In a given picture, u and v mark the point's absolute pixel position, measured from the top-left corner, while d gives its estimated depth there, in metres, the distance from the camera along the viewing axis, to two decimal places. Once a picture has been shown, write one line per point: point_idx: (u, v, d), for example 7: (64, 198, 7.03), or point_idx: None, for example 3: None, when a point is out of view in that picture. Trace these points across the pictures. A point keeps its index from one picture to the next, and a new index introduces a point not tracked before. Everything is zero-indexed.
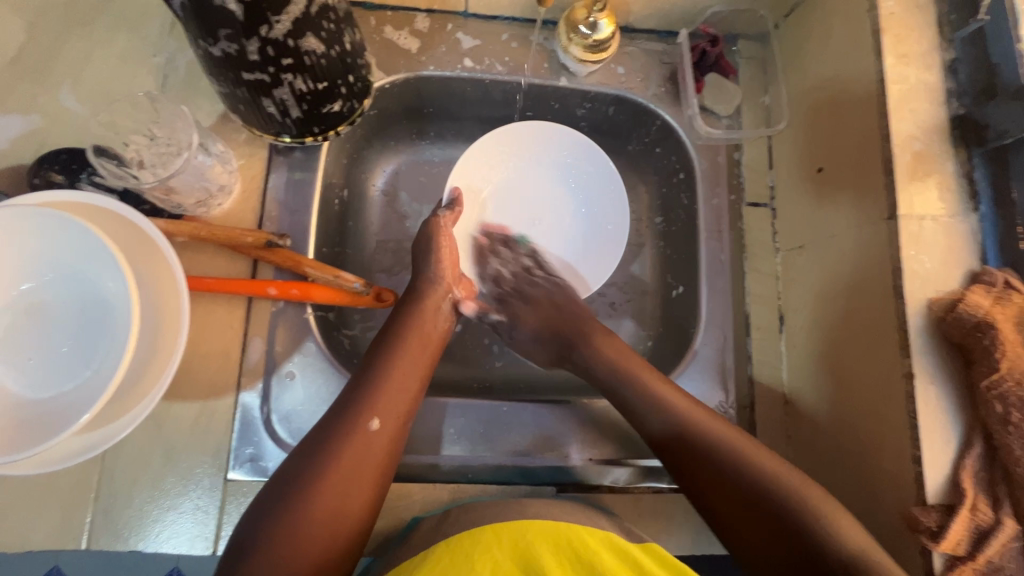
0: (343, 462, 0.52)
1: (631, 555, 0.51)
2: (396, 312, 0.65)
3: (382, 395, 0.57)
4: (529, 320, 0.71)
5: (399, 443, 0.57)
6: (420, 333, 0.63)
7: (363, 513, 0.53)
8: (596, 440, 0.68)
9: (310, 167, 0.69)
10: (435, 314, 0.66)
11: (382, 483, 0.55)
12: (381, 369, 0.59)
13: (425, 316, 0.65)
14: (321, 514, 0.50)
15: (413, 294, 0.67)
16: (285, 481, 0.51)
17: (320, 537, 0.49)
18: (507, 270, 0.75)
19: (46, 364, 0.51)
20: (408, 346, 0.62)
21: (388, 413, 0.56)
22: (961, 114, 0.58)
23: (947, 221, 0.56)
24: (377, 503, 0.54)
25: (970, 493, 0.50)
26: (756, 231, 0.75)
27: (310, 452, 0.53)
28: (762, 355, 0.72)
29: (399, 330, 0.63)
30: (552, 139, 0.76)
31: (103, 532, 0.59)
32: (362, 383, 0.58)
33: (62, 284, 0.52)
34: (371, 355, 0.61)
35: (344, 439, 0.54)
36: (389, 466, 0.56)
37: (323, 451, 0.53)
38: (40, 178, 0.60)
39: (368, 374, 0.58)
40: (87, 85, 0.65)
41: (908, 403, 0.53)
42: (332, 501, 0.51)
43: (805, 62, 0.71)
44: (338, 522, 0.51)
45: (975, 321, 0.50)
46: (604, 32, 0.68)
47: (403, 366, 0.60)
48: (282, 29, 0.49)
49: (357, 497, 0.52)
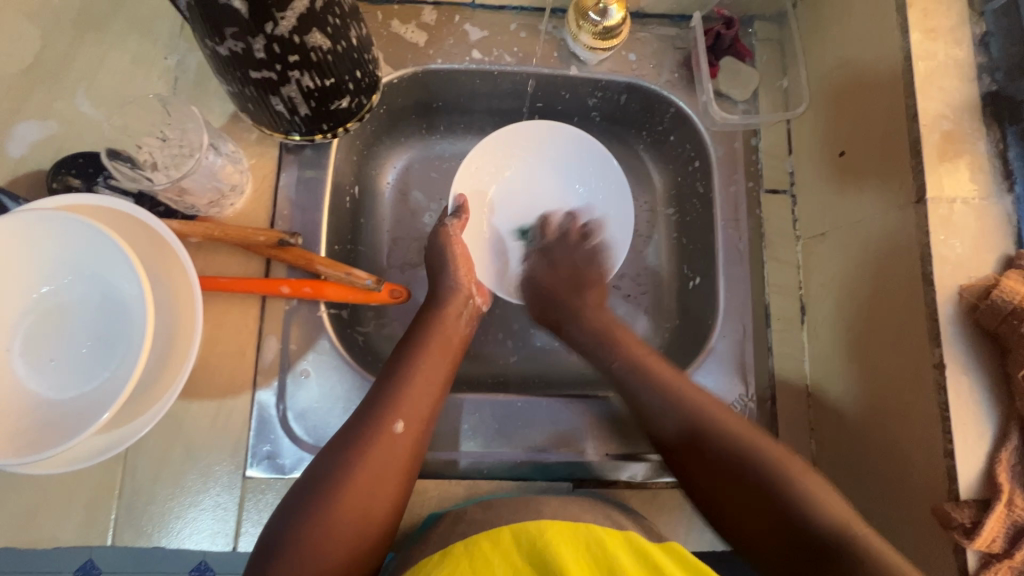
0: (368, 466, 0.52)
1: (645, 551, 0.50)
2: (419, 318, 0.65)
3: (406, 400, 0.57)
4: (543, 278, 0.74)
5: (422, 448, 0.57)
6: (442, 337, 0.63)
7: (386, 520, 0.53)
8: (613, 435, 0.67)
9: (321, 164, 0.69)
10: (455, 319, 0.65)
11: (407, 484, 0.55)
12: (403, 374, 0.58)
13: (447, 321, 0.65)
14: (346, 523, 0.50)
15: (436, 299, 0.66)
16: (308, 487, 0.51)
17: (347, 538, 0.50)
18: (556, 224, 0.77)
19: (67, 365, 0.52)
20: (430, 350, 0.61)
21: (412, 416, 0.56)
22: (994, 90, 0.56)
23: (979, 203, 0.53)
24: (401, 505, 0.54)
25: (1007, 488, 0.48)
26: (774, 219, 0.73)
27: (333, 457, 0.53)
28: (783, 347, 0.70)
29: (420, 336, 0.62)
30: (557, 145, 0.76)
31: (127, 529, 0.59)
32: (383, 390, 0.57)
33: (80, 288, 0.52)
34: (392, 358, 0.60)
35: (370, 441, 0.53)
36: (413, 469, 0.55)
37: (348, 455, 0.52)
38: (59, 182, 0.61)
39: (389, 380, 0.58)
40: (101, 89, 0.66)
41: (939, 395, 0.51)
42: (359, 502, 0.51)
43: (825, 41, 0.68)
44: (362, 525, 0.51)
45: (1011, 308, 0.48)
46: (615, 18, 0.66)
47: (426, 370, 0.59)
48: (287, 26, 0.48)
49: (381, 501, 0.52)
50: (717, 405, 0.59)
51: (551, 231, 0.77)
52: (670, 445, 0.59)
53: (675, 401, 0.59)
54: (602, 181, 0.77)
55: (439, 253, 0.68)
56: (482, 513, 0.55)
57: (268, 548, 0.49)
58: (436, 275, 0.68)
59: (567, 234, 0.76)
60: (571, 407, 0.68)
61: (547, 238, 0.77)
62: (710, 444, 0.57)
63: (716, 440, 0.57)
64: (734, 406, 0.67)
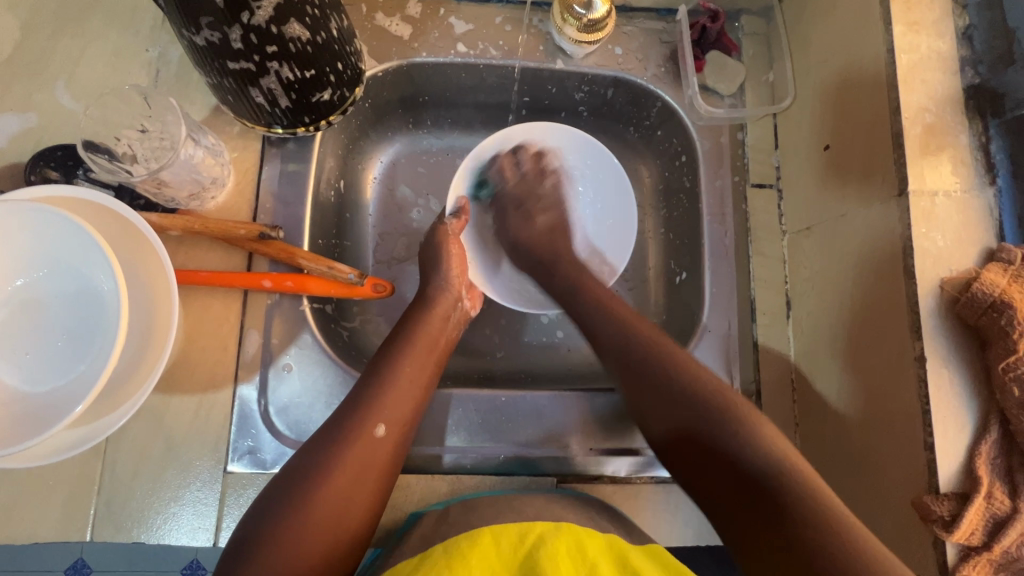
0: (346, 469, 0.52)
1: (626, 553, 0.49)
2: (405, 317, 0.64)
3: (389, 402, 0.56)
4: (523, 230, 0.74)
5: (402, 450, 0.56)
6: (428, 338, 0.62)
7: (362, 519, 0.52)
8: (597, 430, 0.67)
9: (304, 158, 0.68)
10: (443, 321, 0.65)
11: (385, 485, 0.54)
12: (386, 375, 0.57)
13: (433, 322, 0.64)
14: (322, 522, 0.49)
15: (424, 300, 0.66)
16: (287, 484, 0.51)
17: (320, 536, 0.49)
18: (507, 168, 0.75)
19: (42, 359, 0.51)
20: (415, 351, 0.60)
21: (394, 420, 0.56)
22: (977, 83, 0.55)
23: (961, 196, 0.53)
24: (377, 506, 0.54)
25: (985, 481, 0.48)
26: (760, 214, 0.72)
27: (312, 456, 0.52)
28: (769, 342, 0.69)
29: (405, 336, 0.61)
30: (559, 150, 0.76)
31: (106, 525, 0.59)
32: (365, 390, 0.56)
33: (55, 281, 0.52)
34: (376, 358, 0.60)
35: (349, 443, 0.53)
36: (389, 473, 0.55)
37: (326, 457, 0.52)
38: (37, 175, 0.60)
39: (372, 381, 0.57)
40: (81, 82, 0.65)
41: (920, 388, 0.51)
42: (336, 502, 0.50)
43: (810, 35, 0.68)
44: (337, 526, 0.50)
45: (990, 301, 0.48)
46: (600, 11, 0.67)
47: (410, 372, 0.59)
48: (264, 16, 0.48)
49: (359, 502, 0.52)
50: (678, 352, 0.57)
51: (525, 168, 0.75)
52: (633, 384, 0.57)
53: (658, 358, 0.56)
54: (601, 178, 0.77)
55: (434, 251, 0.69)
56: (463, 512, 0.55)
57: (242, 543, 0.48)
58: (426, 274, 0.68)
59: (525, 179, 0.76)
60: (556, 401, 0.67)
61: (509, 183, 0.76)
62: (678, 395, 0.54)
63: (683, 389, 0.54)
64: None
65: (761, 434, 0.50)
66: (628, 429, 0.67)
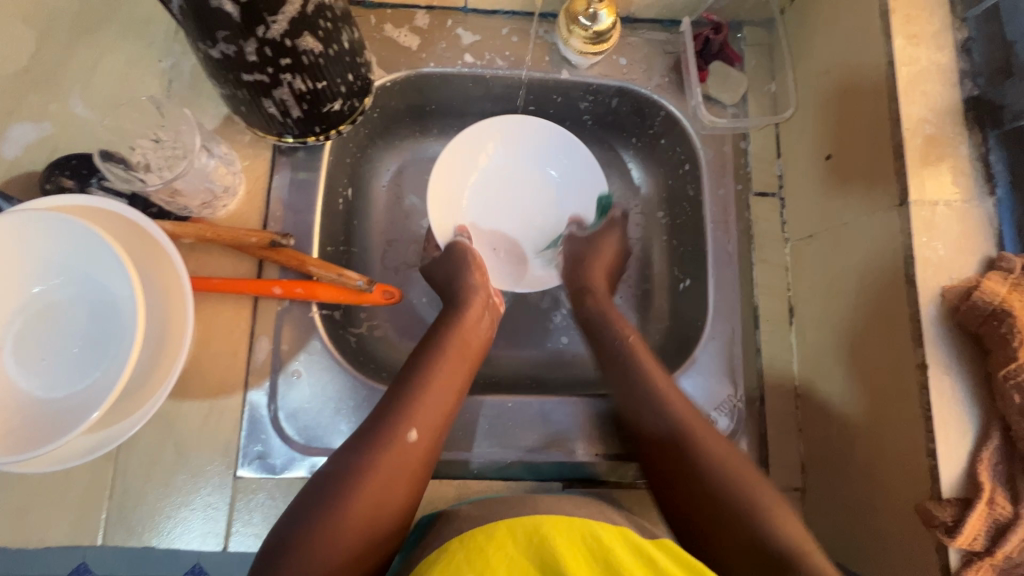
0: (382, 469, 0.53)
1: (642, 548, 0.49)
2: (439, 320, 0.66)
3: (422, 405, 0.57)
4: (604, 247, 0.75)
5: (436, 451, 0.57)
6: (462, 341, 0.64)
7: (397, 516, 0.53)
8: (604, 436, 0.67)
9: (313, 166, 0.69)
10: (475, 325, 0.66)
11: (419, 487, 0.55)
12: (422, 379, 0.59)
13: (467, 325, 0.65)
14: (357, 520, 0.50)
15: (457, 303, 0.67)
16: (319, 489, 0.52)
17: (360, 536, 0.50)
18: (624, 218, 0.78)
19: (58, 364, 0.52)
20: (450, 355, 0.62)
21: (429, 424, 0.57)
22: (976, 95, 0.56)
23: (961, 206, 0.54)
24: (410, 508, 0.54)
25: (988, 487, 0.48)
26: (763, 222, 0.73)
27: (346, 461, 0.53)
28: (772, 348, 0.70)
29: (439, 341, 0.63)
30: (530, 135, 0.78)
31: (117, 529, 0.60)
32: (400, 393, 0.58)
33: (72, 288, 0.53)
34: (411, 362, 0.61)
35: (385, 445, 0.54)
36: (424, 476, 0.56)
37: (360, 459, 0.53)
38: (52, 183, 0.61)
39: (406, 384, 0.58)
40: (95, 92, 0.66)
41: (921, 395, 0.52)
42: (374, 500, 0.51)
43: (812, 46, 0.69)
44: (370, 531, 0.51)
45: (991, 309, 0.49)
46: (605, 23, 0.67)
47: (445, 375, 0.60)
48: (279, 29, 0.49)
49: (393, 502, 0.53)
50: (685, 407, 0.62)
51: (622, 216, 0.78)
52: (650, 434, 0.61)
53: (680, 429, 0.59)
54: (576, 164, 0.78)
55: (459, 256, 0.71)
56: (475, 512, 0.56)
57: (274, 547, 0.49)
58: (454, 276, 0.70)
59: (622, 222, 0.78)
60: (562, 407, 0.68)
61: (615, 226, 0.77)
62: (689, 454, 0.58)
63: (690, 446, 0.58)
64: (723, 407, 0.68)
65: (763, 501, 0.54)
66: None
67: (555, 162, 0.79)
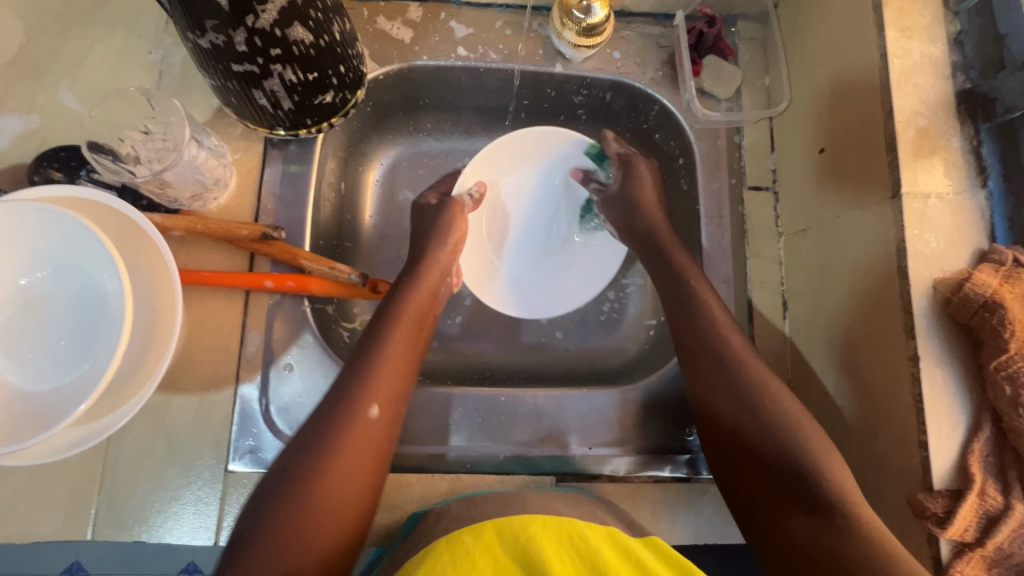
0: (344, 450, 0.52)
1: (630, 549, 0.49)
2: (392, 290, 0.65)
3: (378, 381, 0.56)
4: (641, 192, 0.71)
5: (396, 428, 0.57)
6: (418, 313, 0.63)
7: (362, 497, 0.52)
8: (596, 431, 0.67)
9: (305, 159, 0.69)
10: (431, 296, 0.65)
11: (382, 467, 0.55)
12: (377, 355, 0.58)
13: (423, 297, 0.64)
14: (322, 504, 0.49)
15: (415, 275, 0.66)
16: (282, 470, 0.51)
17: (327, 521, 0.49)
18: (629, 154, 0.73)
19: (45, 357, 0.51)
20: (404, 328, 0.61)
21: (386, 397, 0.56)
22: (968, 88, 0.56)
23: (953, 198, 0.54)
24: (375, 489, 0.54)
25: (978, 478, 0.48)
26: (757, 216, 0.73)
27: (306, 440, 0.52)
28: (766, 342, 0.70)
29: (394, 314, 0.62)
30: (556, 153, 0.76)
31: (107, 524, 0.59)
32: (355, 370, 0.57)
33: (60, 280, 0.52)
34: (367, 337, 0.60)
35: (344, 425, 0.53)
36: (386, 452, 0.55)
37: (319, 440, 0.52)
38: (40, 175, 0.61)
39: (361, 361, 0.57)
40: (84, 84, 0.66)
41: (913, 387, 0.52)
42: (339, 483, 0.51)
43: (806, 40, 0.69)
44: (339, 511, 0.50)
45: (982, 301, 0.49)
46: (599, 16, 0.66)
47: (399, 350, 0.59)
48: (268, 19, 0.49)
49: (356, 484, 0.52)
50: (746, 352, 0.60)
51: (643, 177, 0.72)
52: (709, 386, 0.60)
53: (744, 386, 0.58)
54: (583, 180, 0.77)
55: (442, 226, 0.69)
56: (467, 508, 0.55)
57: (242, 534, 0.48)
58: (421, 244, 0.68)
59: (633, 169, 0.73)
60: (554, 401, 0.68)
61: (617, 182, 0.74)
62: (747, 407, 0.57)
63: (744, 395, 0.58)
64: None
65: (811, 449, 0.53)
66: (626, 428, 0.67)
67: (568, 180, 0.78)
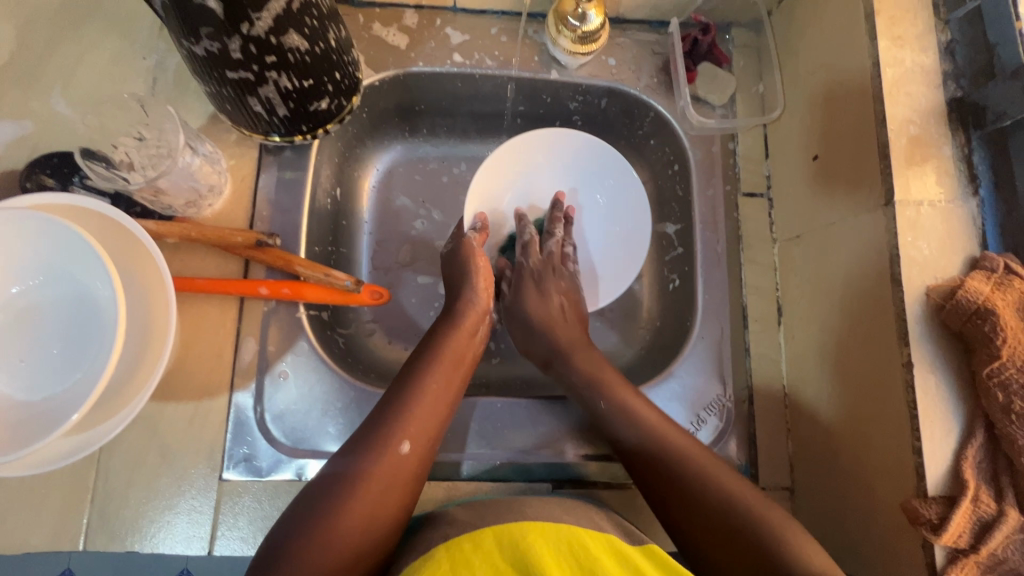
0: (372, 482, 0.52)
1: (628, 557, 0.49)
2: (434, 329, 0.65)
3: (412, 418, 0.57)
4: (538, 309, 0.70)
5: (426, 465, 0.57)
6: (455, 353, 0.63)
7: (387, 530, 0.52)
8: (592, 438, 0.68)
9: (301, 165, 0.68)
10: (469, 336, 0.66)
11: (408, 501, 0.54)
12: (413, 391, 0.58)
13: (460, 336, 0.65)
14: (345, 532, 0.49)
15: (452, 316, 0.66)
16: (313, 498, 0.51)
17: (348, 547, 0.49)
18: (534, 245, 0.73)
19: (37, 365, 0.51)
20: (442, 367, 0.61)
21: (418, 434, 0.56)
22: (960, 96, 0.57)
23: (945, 206, 0.55)
24: (400, 521, 0.53)
25: (972, 484, 0.49)
26: (752, 222, 0.74)
27: (340, 468, 0.53)
28: (760, 348, 0.71)
29: (432, 353, 0.62)
30: (591, 158, 0.76)
31: (99, 534, 0.59)
32: (390, 406, 0.57)
33: (52, 288, 0.52)
34: (404, 373, 0.60)
35: (375, 458, 0.53)
36: (414, 488, 0.55)
37: (349, 472, 0.52)
38: (32, 182, 0.60)
39: (398, 397, 0.58)
40: (77, 89, 0.65)
41: (907, 394, 0.52)
42: (364, 512, 0.51)
43: (799, 48, 0.70)
44: (363, 539, 0.50)
45: (974, 308, 0.49)
46: (593, 23, 0.66)
47: (436, 387, 0.60)
48: (263, 26, 0.48)
49: (382, 515, 0.52)
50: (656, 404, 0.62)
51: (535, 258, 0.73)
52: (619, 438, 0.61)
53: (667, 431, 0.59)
54: (625, 195, 0.76)
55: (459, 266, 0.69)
56: (461, 516, 0.55)
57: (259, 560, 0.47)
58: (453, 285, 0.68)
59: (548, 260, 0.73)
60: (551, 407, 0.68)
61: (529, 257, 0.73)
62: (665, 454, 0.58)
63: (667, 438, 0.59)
64: (713, 406, 0.69)
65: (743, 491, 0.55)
66: None
67: (607, 194, 0.78)
